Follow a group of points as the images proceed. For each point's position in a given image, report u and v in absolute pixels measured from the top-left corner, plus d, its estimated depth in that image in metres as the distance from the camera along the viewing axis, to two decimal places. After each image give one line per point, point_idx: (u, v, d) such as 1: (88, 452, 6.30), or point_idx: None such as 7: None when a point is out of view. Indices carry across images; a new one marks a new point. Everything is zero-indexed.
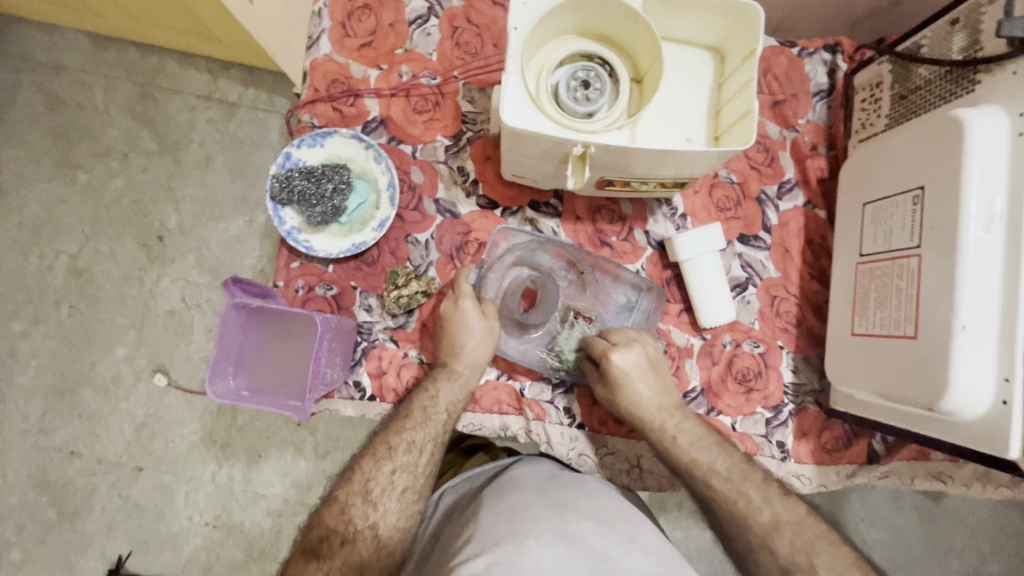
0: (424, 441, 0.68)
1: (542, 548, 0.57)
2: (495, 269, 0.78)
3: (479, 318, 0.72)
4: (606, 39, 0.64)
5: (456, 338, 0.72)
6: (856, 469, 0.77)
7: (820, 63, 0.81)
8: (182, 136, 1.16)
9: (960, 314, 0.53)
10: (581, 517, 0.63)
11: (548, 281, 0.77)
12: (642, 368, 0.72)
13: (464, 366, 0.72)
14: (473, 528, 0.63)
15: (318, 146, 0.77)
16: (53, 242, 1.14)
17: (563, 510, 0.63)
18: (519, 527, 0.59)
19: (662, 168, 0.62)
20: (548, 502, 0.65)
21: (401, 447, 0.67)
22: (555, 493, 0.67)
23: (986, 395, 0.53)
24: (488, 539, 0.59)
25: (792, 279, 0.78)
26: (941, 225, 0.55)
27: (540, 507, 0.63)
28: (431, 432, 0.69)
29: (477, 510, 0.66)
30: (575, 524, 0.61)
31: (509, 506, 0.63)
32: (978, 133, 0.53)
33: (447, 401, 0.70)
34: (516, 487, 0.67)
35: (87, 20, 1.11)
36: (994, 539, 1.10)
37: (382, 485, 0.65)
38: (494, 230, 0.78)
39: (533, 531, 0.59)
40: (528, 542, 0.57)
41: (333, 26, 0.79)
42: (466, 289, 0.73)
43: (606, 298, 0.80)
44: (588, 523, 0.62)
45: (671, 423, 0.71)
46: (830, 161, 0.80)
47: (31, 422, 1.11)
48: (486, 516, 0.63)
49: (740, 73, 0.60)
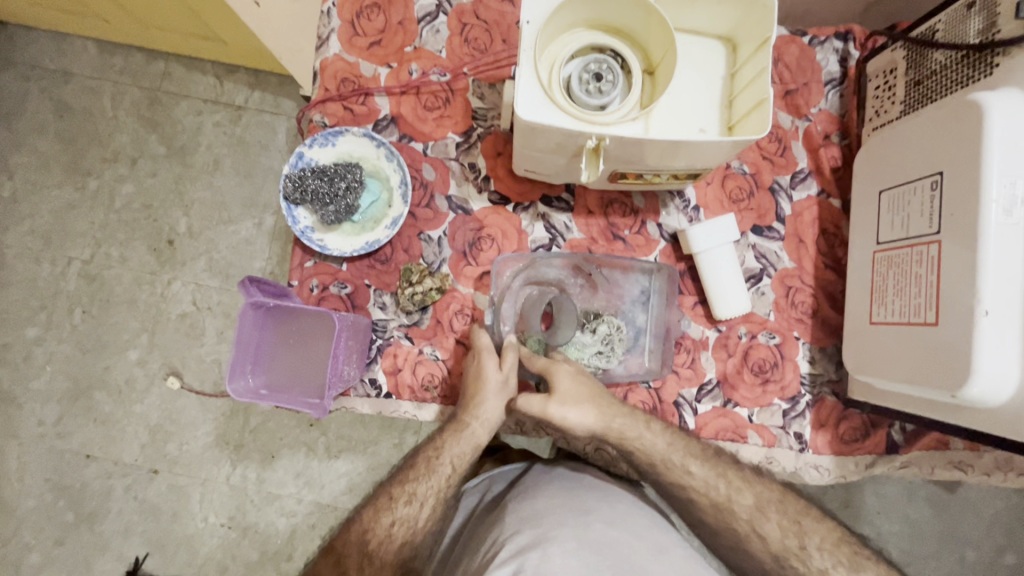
0: (467, 451, 0.69)
1: (569, 555, 0.57)
2: (508, 297, 0.77)
3: (497, 373, 0.70)
4: (618, 31, 0.63)
5: (472, 394, 0.71)
6: (873, 459, 0.76)
7: (832, 52, 0.80)
8: (190, 140, 1.17)
9: (983, 298, 0.52)
10: (603, 525, 0.62)
11: (563, 300, 0.75)
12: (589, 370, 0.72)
13: (475, 421, 0.70)
14: (499, 533, 0.63)
15: (330, 145, 0.78)
16: (65, 247, 1.15)
17: (587, 517, 0.63)
18: (541, 534, 0.60)
19: (677, 159, 0.62)
20: (573, 507, 0.65)
21: (453, 440, 0.70)
22: (581, 498, 0.67)
23: (1009, 381, 0.52)
24: (509, 548, 0.59)
25: (806, 269, 0.78)
26: (961, 211, 0.55)
27: (562, 513, 0.63)
28: (472, 444, 0.70)
29: (502, 515, 0.67)
30: (598, 533, 0.61)
31: (535, 512, 0.64)
32: (998, 116, 0.52)
33: (494, 412, 0.70)
34: (540, 493, 0.68)
35: (94, 27, 1.11)
36: (1011, 530, 1.09)
37: (426, 488, 0.67)
38: (495, 261, 0.78)
39: (558, 538, 0.59)
40: (553, 549, 0.57)
41: (342, 25, 0.79)
42: (484, 343, 0.72)
43: (622, 291, 0.79)
44: (613, 531, 0.61)
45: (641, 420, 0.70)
46: (843, 150, 0.79)
47: (47, 426, 1.13)
48: (508, 522, 0.64)
49: (754, 62, 0.60)
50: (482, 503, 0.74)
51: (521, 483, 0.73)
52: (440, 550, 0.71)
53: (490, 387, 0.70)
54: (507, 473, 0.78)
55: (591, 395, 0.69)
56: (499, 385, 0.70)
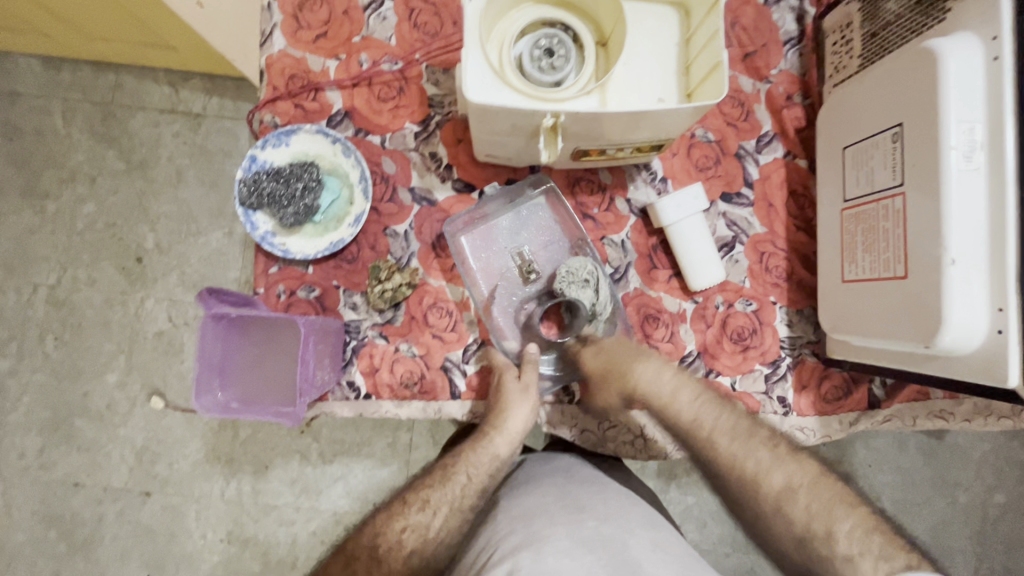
0: (486, 461, 0.67)
1: (562, 554, 0.56)
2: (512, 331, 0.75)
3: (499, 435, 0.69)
4: (566, 4, 0.61)
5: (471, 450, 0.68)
6: (857, 416, 0.77)
7: (787, 11, 0.79)
8: (149, 152, 1.12)
9: (949, 247, 0.52)
10: (597, 522, 0.61)
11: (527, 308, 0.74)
12: (627, 347, 0.73)
13: (464, 472, 0.66)
14: (490, 533, 0.63)
15: (284, 145, 0.75)
16: (29, 273, 1.11)
17: (580, 515, 0.62)
18: (534, 533, 0.59)
19: (638, 131, 0.61)
20: (565, 504, 0.64)
21: (440, 489, 0.65)
22: (574, 495, 0.66)
23: (981, 327, 0.52)
24: (503, 547, 0.59)
25: (778, 233, 0.78)
26: (922, 160, 0.54)
27: (554, 510, 0.63)
28: (493, 457, 0.67)
29: (494, 513, 0.66)
30: (593, 530, 0.60)
31: (526, 510, 0.64)
32: (952, 60, 0.52)
33: (519, 421, 0.70)
34: (533, 490, 0.67)
35: (35, 42, 1.06)
36: (999, 471, 1.11)
37: (440, 495, 0.64)
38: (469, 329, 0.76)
39: (551, 537, 0.58)
40: (546, 549, 0.57)
41: (286, 19, 0.76)
42: (511, 427, 0.69)
43: (523, 234, 0.76)
44: (606, 528, 0.61)
45: (681, 392, 0.68)
46: (806, 110, 0.78)
47: (30, 458, 1.10)
48: (500, 522, 0.63)
49: (707, 25, 0.58)
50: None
51: (511, 480, 0.72)
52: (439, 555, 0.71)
53: (513, 398, 0.71)
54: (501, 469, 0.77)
55: (621, 377, 0.71)
56: (519, 390, 0.71)
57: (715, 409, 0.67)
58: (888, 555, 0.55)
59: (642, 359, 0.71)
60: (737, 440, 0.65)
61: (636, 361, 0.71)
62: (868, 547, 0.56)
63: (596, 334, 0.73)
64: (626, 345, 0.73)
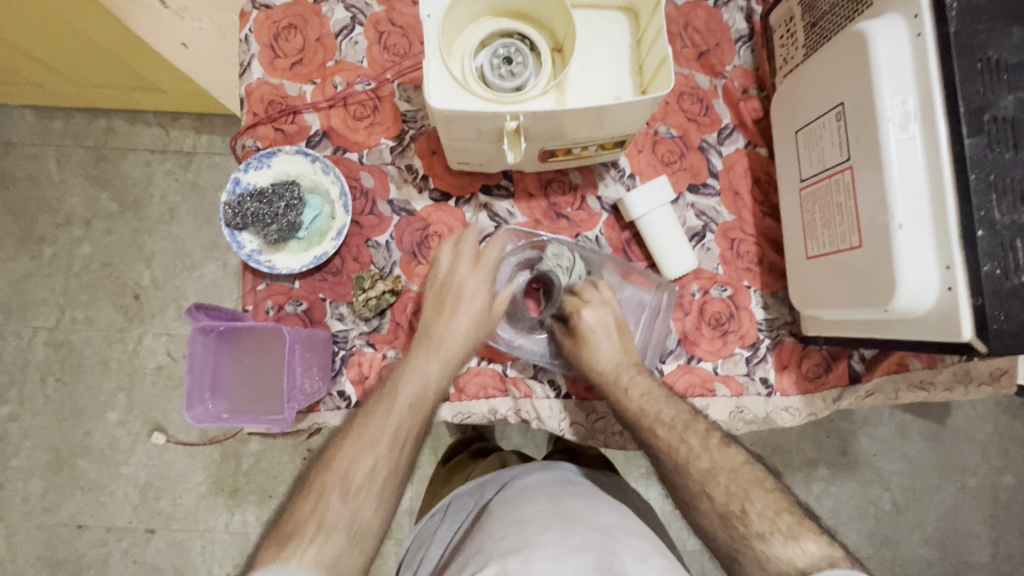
0: None
1: (552, 560, 0.56)
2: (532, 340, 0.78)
3: None
4: (522, 15, 0.65)
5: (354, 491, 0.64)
6: (840, 392, 0.78)
7: (737, 11, 0.84)
8: (142, 192, 1.16)
9: (895, 213, 0.54)
10: (586, 528, 0.61)
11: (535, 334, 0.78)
12: (607, 328, 0.74)
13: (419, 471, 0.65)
14: (481, 539, 0.63)
15: (266, 167, 0.78)
16: (29, 318, 1.13)
17: (571, 522, 0.62)
18: (523, 540, 0.59)
19: (599, 127, 0.64)
20: (559, 513, 0.64)
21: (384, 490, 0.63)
22: (567, 505, 0.66)
23: (932, 286, 0.54)
24: (495, 553, 0.59)
25: (746, 220, 0.80)
26: (863, 134, 0.57)
27: (545, 518, 0.63)
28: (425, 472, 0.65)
29: (486, 522, 0.66)
30: (581, 536, 0.60)
31: (519, 518, 0.63)
32: (880, 41, 0.55)
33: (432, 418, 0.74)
34: (527, 499, 0.67)
35: (28, 93, 1.10)
36: (1005, 451, 1.12)
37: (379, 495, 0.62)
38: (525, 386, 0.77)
39: (539, 545, 0.58)
40: (535, 556, 0.56)
41: (262, 49, 0.81)
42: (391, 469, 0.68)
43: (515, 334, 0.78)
44: (596, 535, 0.61)
45: (625, 376, 0.72)
46: (763, 101, 0.82)
47: (34, 502, 1.10)
48: (494, 528, 0.64)
49: (653, 25, 0.62)
50: (473, 512, 0.72)
51: (511, 486, 0.72)
52: (426, 556, 0.70)
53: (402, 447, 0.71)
54: (500, 477, 0.76)
55: (586, 353, 0.73)
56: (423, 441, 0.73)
57: (659, 400, 0.69)
58: (797, 534, 0.57)
59: (613, 350, 0.74)
60: (676, 428, 0.67)
61: (603, 344, 0.74)
62: (778, 524, 0.58)
63: (591, 313, 0.74)
64: (605, 330, 0.74)
